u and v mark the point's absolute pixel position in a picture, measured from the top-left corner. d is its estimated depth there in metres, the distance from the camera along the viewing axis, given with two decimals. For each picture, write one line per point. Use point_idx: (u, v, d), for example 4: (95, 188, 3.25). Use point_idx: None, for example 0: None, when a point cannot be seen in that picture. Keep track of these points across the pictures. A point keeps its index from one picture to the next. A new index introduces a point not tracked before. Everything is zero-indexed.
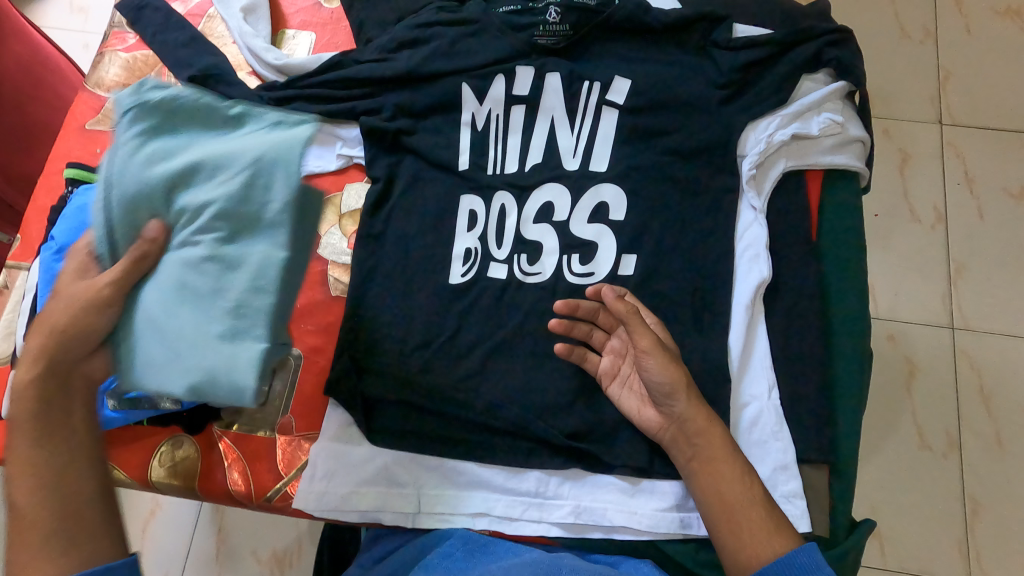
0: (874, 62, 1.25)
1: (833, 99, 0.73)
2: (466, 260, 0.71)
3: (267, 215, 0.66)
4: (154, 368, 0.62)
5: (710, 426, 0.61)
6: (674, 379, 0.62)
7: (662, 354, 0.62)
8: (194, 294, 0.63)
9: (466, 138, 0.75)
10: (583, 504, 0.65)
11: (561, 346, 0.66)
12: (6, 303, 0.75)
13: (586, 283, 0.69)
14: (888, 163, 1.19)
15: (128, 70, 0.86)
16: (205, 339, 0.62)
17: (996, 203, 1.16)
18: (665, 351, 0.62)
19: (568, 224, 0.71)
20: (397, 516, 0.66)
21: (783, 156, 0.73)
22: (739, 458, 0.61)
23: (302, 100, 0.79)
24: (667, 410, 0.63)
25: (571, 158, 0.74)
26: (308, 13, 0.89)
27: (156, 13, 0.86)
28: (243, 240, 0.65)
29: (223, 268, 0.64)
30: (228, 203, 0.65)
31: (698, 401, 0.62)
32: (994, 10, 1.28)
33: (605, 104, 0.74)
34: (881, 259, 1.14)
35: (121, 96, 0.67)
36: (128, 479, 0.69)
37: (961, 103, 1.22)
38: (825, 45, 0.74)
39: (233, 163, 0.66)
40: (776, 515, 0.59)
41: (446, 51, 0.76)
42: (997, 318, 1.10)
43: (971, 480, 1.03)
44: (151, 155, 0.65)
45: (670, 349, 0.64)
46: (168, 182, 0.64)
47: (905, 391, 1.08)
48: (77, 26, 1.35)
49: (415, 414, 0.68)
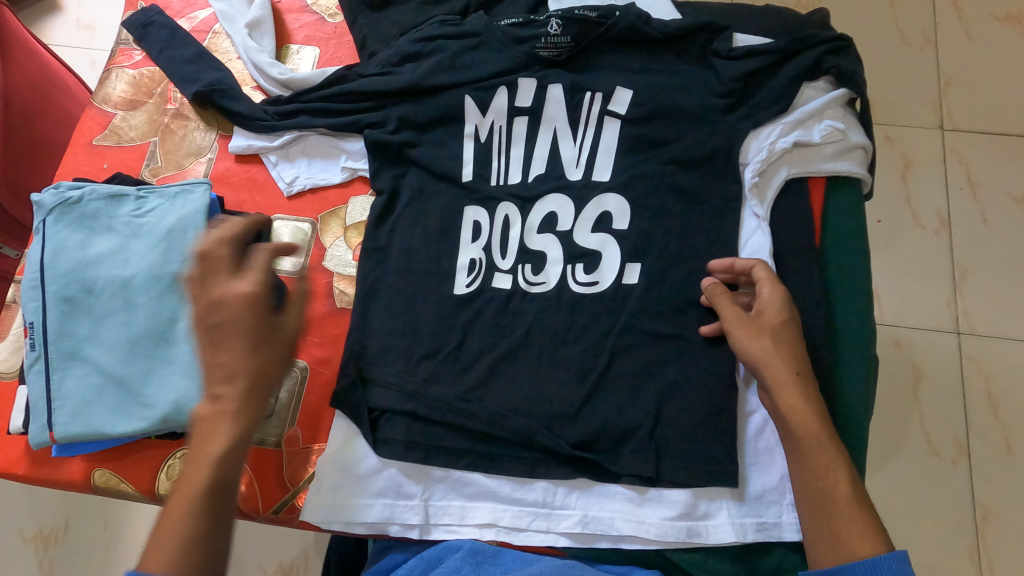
0: (875, 69, 1.26)
1: (834, 107, 0.74)
2: (471, 271, 0.72)
3: (187, 268, 0.68)
4: (95, 412, 0.65)
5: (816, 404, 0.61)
6: (772, 364, 0.62)
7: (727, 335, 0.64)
8: (139, 349, 0.66)
9: (470, 149, 0.76)
10: (590, 514, 0.65)
11: (708, 330, 0.67)
12: (15, 318, 0.78)
13: (590, 292, 0.70)
14: (891, 169, 1.19)
15: (134, 86, 0.87)
16: (150, 385, 0.66)
17: (999, 208, 1.16)
18: (771, 335, 0.63)
19: (571, 234, 0.72)
20: (403, 528, 0.66)
21: (785, 164, 0.73)
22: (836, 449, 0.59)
23: (306, 114, 0.80)
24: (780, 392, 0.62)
25: (575, 168, 0.74)
26: (312, 28, 0.90)
27: (162, 30, 0.88)
28: (175, 298, 0.67)
29: (155, 329, 0.66)
30: (153, 269, 0.67)
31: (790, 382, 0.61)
32: (994, 16, 1.28)
33: (607, 114, 0.74)
34: (885, 266, 1.14)
35: (42, 199, 0.71)
36: (136, 492, 0.70)
37: (963, 109, 1.23)
38: (825, 53, 0.74)
39: (152, 238, 0.69)
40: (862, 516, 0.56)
41: (448, 64, 0.77)
42: (1004, 324, 1.10)
43: (981, 487, 1.02)
44: (77, 236, 0.69)
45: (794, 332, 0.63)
46: (98, 261, 0.68)
47: (913, 397, 1.07)
48: (84, 43, 1.37)
49: (421, 423, 0.67)
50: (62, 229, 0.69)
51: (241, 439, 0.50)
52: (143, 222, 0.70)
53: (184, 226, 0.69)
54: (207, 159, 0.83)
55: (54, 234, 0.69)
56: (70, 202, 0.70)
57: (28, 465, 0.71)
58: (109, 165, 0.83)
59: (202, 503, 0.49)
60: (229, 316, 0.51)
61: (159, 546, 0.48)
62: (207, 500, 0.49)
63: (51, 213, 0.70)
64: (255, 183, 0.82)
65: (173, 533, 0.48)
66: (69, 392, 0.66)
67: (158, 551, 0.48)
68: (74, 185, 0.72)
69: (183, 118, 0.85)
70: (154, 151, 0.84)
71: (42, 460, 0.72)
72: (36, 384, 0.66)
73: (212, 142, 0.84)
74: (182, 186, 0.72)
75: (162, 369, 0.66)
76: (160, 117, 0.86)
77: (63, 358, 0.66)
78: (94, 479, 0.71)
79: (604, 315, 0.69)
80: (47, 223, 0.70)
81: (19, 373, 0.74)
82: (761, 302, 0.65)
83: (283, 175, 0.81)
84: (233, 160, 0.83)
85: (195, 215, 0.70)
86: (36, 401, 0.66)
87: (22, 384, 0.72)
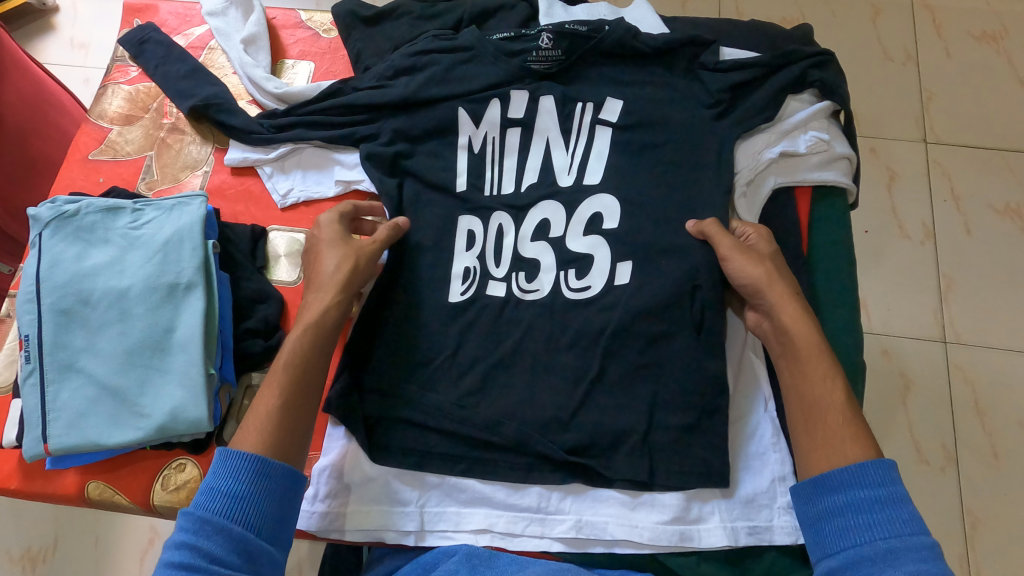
0: (859, 84, 1.29)
1: (818, 118, 0.76)
2: (465, 279, 0.72)
3: (183, 279, 0.68)
4: (90, 424, 0.65)
5: (813, 398, 0.62)
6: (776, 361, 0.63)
7: (743, 255, 0.67)
8: (136, 360, 0.67)
9: (464, 160, 0.77)
10: (584, 518, 0.66)
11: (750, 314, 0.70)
12: (9, 331, 0.78)
13: (582, 299, 0.70)
14: (877, 180, 1.22)
15: (130, 102, 0.88)
16: (147, 395, 0.66)
17: (983, 219, 1.18)
18: (769, 261, 0.67)
19: (564, 241, 0.73)
20: (399, 535, 0.67)
21: (772, 173, 0.76)
22: (848, 414, 0.60)
23: (302, 127, 0.80)
24: (785, 377, 0.65)
25: (566, 176, 0.75)
26: (307, 44, 0.92)
27: (158, 46, 0.89)
28: (172, 309, 0.68)
29: (152, 340, 0.67)
30: (149, 279, 0.68)
31: (792, 300, 0.65)
32: (971, 35, 1.32)
33: (598, 124, 0.76)
34: (872, 275, 1.16)
35: (38, 213, 0.71)
36: (131, 503, 0.70)
37: (945, 123, 1.26)
38: (809, 67, 0.76)
39: (149, 250, 0.69)
40: (856, 425, 0.59)
41: (442, 77, 0.78)
42: (990, 332, 1.11)
43: (969, 495, 1.03)
44: (72, 249, 0.70)
45: (794, 333, 0.64)
46: (94, 273, 0.68)
47: (901, 404, 1.08)
48: (78, 62, 1.39)
49: (416, 429, 0.68)
50: (59, 241, 0.70)
51: (310, 328, 0.65)
52: (141, 233, 0.71)
53: (181, 237, 0.70)
54: (203, 172, 0.84)
55: (51, 246, 0.69)
56: (66, 215, 0.71)
57: (21, 479, 0.71)
58: (106, 180, 0.84)
59: (285, 370, 0.62)
60: (321, 234, 0.71)
61: (257, 406, 0.61)
62: (288, 370, 0.62)
63: (47, 227, 0.70)
64: (251, 195, 0.83)
65: (263, 395, 0.61)
66: (64, 404, 0.65)
67: (253, 411, 0.61)
68: (71, 198, 0.72)
69: (179, 132, 0.86)
70: (150, 164, 0.85)
71: (36, 474, 0.71)
72: (29, 397, 0.66)
73: (208, 155, 0.85)
74: (179, 198, 0.73)
75: (159, 379, 0.66)
76: (156, 131, 0.87)
77: (58, 370, 0.66)
78: (88, 492, 0.70)
79: (598, 320, 0.69)
80: (43, 236, 0.70)
81: (12, 387, 0.73)
82: (756, 288, 0.66)
83: (277, 187, 0.82)
84: (229, 172, 0.84)
85: (192, 226, 0.70)
86: (31, 413, 0.65)
87: (16, 397, 0.72)
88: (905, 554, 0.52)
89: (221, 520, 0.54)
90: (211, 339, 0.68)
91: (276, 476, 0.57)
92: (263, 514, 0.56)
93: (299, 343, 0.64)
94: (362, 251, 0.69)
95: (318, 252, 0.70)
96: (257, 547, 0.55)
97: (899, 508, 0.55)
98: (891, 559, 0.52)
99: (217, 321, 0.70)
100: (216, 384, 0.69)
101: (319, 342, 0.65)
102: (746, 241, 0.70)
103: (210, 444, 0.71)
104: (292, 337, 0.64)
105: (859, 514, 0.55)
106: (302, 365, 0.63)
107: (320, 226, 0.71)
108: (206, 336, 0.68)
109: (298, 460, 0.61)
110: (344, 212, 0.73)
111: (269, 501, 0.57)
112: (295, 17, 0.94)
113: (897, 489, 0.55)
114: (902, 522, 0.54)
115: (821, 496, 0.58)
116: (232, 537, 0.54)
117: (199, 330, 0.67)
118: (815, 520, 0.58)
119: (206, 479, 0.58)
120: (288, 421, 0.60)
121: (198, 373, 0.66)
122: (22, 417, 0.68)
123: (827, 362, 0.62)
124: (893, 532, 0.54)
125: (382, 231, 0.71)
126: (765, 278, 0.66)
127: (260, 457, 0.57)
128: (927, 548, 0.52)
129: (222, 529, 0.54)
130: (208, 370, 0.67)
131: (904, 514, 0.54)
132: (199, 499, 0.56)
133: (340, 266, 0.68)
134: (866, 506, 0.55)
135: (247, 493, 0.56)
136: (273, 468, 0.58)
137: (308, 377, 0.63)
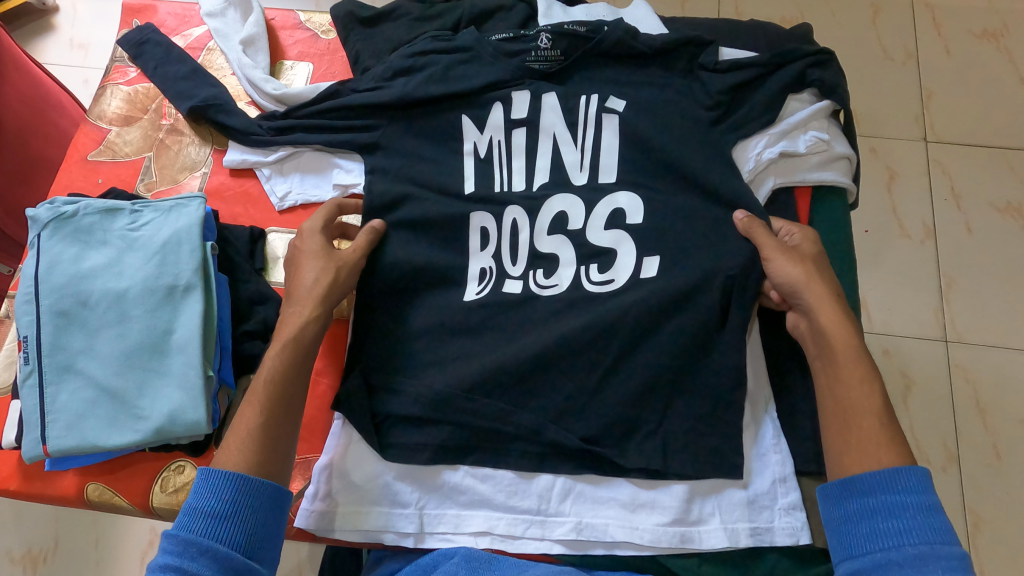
0: (859, 83, 1.29)
1: (818, 118, 0.76)
2: (481, 280, 0.73)
3: (182, 281, 0.68)
4: (90, 426, 0.65)
5: (833, 407, 0.61)
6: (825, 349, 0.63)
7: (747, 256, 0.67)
8: (133, 362, 0.66)
9: (470, 167, 0.76)
10: (584, 520, 0.66)
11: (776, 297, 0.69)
12: (8, 332, 0.78)
13: (605, 291, 0.70)
14: (877, 180, 1.22)
15: (129, 103, 0.88)
16: (145, 396, 0.66)
17: (984, 218, 1.18)
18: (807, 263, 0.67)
19: (584, 233, 0.73)
20: (397, 537, 0.67)
21: (771, 174, 0.76)
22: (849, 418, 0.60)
23: (300, 131, 0.80)
24: (819, 379, 0.64)
25: (579, 172, 0.75)
26: (305, 45, 0.92)
27: (157, 47, 0.88)
28: (171, 311, 0.68)
29: (150, 342, 0.67)
30: (148, 281, 0.68)
31: (802, 300, 0.65)
32: (972, 33, 1.32)
33: (605, 112, 0.76)
34: (872, 274, 1.16)
35: (37, 214, 0.71)
36: (130, 505, 0.70)
37: (945, 121, 1.25)
38: (808, 66, 0.76)
39: (148, 252, 0.69)
40: (871, 431, 0.59)
41: (440, 77, 0.77)
42: (992, 332, 1.11)
43: (971, 495, 1.03)
44: (71, 250, 0.69)
45: None
46: (93, 274, 0.68)
47: (902, 404, 1.08)
48: (76, 62, 1.39)
49: (416, 433, 0.68)
50: (58, 241, 0.70)
51: (288, 343, 0.64)
52: (140, 235, 0.70)
53: (180, 240, 0.69)
54: (202, 173, 0.84)
55: (50, 247, 0.69)
56: (64, 216, 0.71)
57: (20, 481, 0.71)
58: (105, 181, 0.84)
59: (265, 386, 0.62)
60: (304, 246, 0.70)
61: (239, 420, 0.61)
62: (267, 388, 0.62)
63: (46, 228, 0.70)
64: (249, 197, 0.83)
65: (245, 412, 0.61)
66: (62, 405, 0.65)
67: (238, 423, 0.61)
68: (69, 200, 0.72)
69: (178, 133, 0.86)
70: (149, 165, 0.85)
71: (35, 475, 0.71)
72: (29, 399, 0.66)
73: (207, 157, 0.85)
74: (177, 201, 0.73)
75: (158, 380, 0.66)
76: (155, 132, 0.86)
77: (57, 372, 0.66)
78: (87, 493, 0.70)
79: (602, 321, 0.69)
80: (41, 237, 0.70)
81: (12, 388, 0.73)
82: (793, 287, 0.66)
83: (275, 189, 0.82)
84: (228, 174, 0.84)
85: (190, 228, 0.70)
86: (30, 414, 0.65)
87: (16, 398, 0.72)
88: (934, 562, 0.52)
89: (205, 541, 0.54)
90: (210, 340, 0.68)
91: (260, 493, 0.57)
92: (248, 533, 0.56)
93: (277, 360, 0.63)
94: (341, 264, 0.69)
95: (297, 265, 0.70)
96: (243, 564, 0.55)
97: (930, 517, 0.54)
98: (920, 566, 0.52)
99: (216, 322, 0.70)
100: (214, 386, 0.69)
101: (298, 357, 0.64)
102: (789, 241, 0.70)
103: (209, 446, 0.71)
104: (271, 352, 0.64)
105: (889, 518, 0.55)
106: (285, 380, 0.63)
107: (303, 234, 0.71)
108: (204, 338, 0.67)
109: (283, 475, 0.62)
110: (325, 219, 0.72)
111: (254, 518, 0.57)
112: (294, 18, 0.93)
113: (927, 497, 0.55)
114: (933, 530, 0.54)
115: (851, 497, 0.58)
116: (217, 557, 0.54)
117: (197, 332, 0.66)
118: (841, 521, 0.58)
119: (187, 500, 0.58)
120: (272, 437, 0.60)
121: (196, 376, 0.65)
122: (21, 419, 0.68)
123: (845, 368, 0.62)
124: (923, 538, 0.54)
125: (360, 238, 0.71)
126: (803, 277, 0.65)
127: (242, 474, 0.57)
128: (957, 558, 0.53)
129: (206, 549, 0.54)
130: (206, 372, 0.67)
131: (936, 522, 0.54)
132: (181, 520, 0.56)
133: (317, 281, 0.68)
134: (896, 510, 0.55)
135: (231, 511, 0.56)
136: (257, 484, 0.58)
137: (290, 393, 0.63)
